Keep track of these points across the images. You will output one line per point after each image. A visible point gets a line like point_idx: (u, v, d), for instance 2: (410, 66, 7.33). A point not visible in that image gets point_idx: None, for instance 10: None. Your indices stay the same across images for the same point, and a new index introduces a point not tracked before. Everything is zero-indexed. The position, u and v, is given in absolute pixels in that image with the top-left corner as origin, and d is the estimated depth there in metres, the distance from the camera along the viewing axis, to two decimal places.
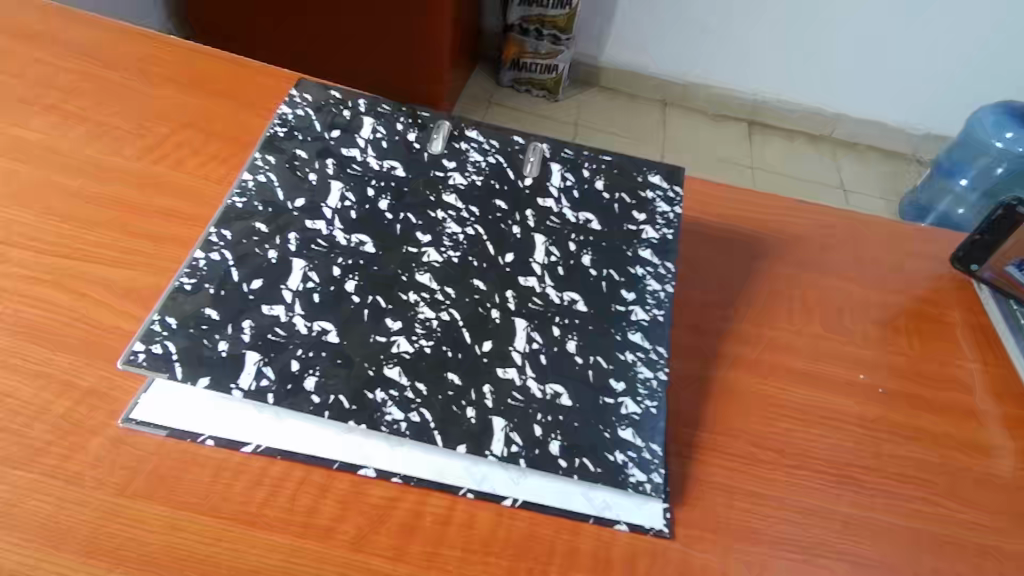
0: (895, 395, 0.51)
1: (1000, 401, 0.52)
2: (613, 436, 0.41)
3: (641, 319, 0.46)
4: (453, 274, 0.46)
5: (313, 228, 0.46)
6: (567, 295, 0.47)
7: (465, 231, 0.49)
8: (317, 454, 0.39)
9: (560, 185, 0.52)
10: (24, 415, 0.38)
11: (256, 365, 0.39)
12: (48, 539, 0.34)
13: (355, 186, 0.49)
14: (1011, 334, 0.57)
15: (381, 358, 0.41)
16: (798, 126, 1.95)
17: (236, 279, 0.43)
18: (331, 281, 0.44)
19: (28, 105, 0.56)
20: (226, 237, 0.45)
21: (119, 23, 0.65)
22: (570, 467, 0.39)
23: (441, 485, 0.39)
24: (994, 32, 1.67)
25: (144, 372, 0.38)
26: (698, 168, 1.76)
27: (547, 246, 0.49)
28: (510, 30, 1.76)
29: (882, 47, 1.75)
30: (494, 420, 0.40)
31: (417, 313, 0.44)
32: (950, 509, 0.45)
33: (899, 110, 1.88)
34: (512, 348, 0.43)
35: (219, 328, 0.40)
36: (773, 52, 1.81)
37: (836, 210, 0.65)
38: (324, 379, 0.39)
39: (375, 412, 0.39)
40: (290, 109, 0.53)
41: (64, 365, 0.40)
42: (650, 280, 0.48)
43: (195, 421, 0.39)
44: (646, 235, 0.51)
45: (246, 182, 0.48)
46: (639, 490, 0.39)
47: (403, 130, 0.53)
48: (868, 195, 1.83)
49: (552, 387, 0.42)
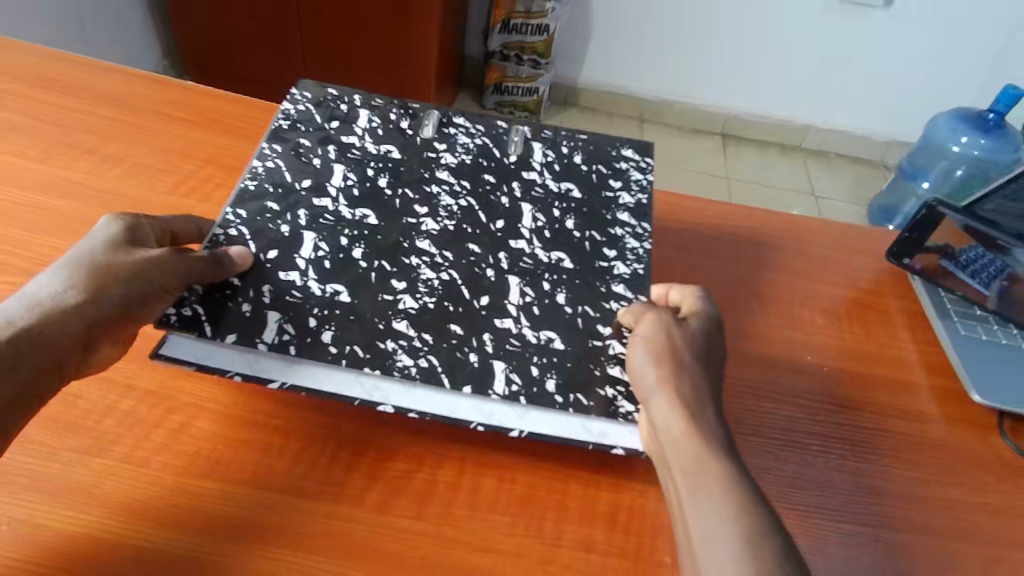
0: (836, 371, 0.59)
1: (932, 375, 0.60)
2: (602, 373, 0.47)
3: (622, 273, 0.53)
4: (450, 240, 0.53)
5: (320, 205, 0.54)
6: (555, 255, 0.54)
7: (458, 203, 0.56)
8: (339, 392, 0.44)
9: (541, 160, 0.61)
10: (96, 413, 0.45)
11: (276, 323, 0.46)
12: (126, 510, 0.40)
13: (355, 168, 0.57)
14: (939, 318, 0.64)
15: (389, 313, 0.48)
16: (769, 138, 2.07)
17: (254, 250, 0.50)
18: (339, 250, 0.51)
19: (69, 150, 0.63)
20: (241, 215, 0.52)
21: (143, 76, 0.73)
22: (566, 402, 0.45)
23: (452, 420, 0.44)
24: (948, 44, 1.78)
25: (176, 330, 0.44)
26: (673, 183, 1.86)
27: (534, 213, 0.56)
28: (491, 56, 1.85)
29: (842, 60, 1.86)
30: (495, 363, 0.46)
31: (419, 274, 0.51)
32: (883, 465, 0.53)
33: (858, 117, 2.00)
34: (507, 301, 0.50)
35: (241, 292, 0.47)
36: (740, 70, 1.92)
37: (786, 214, 0.74)
38: (339, 332, 0.46)
39: (388, 359, 0.45)
40: (291, 105, 0.61)
41: (124, 372, 0.47)
42: (629, 238, 0.56)
43: (224, 361, 0.44)
44: (623, 201, 0.58)
45: (256, 168, 0.55)
46: (629, 419, 0.44)
47: (396, 119, 0.62)
48: (838, 201, 1.93)
49: (546, 334, 0.49)
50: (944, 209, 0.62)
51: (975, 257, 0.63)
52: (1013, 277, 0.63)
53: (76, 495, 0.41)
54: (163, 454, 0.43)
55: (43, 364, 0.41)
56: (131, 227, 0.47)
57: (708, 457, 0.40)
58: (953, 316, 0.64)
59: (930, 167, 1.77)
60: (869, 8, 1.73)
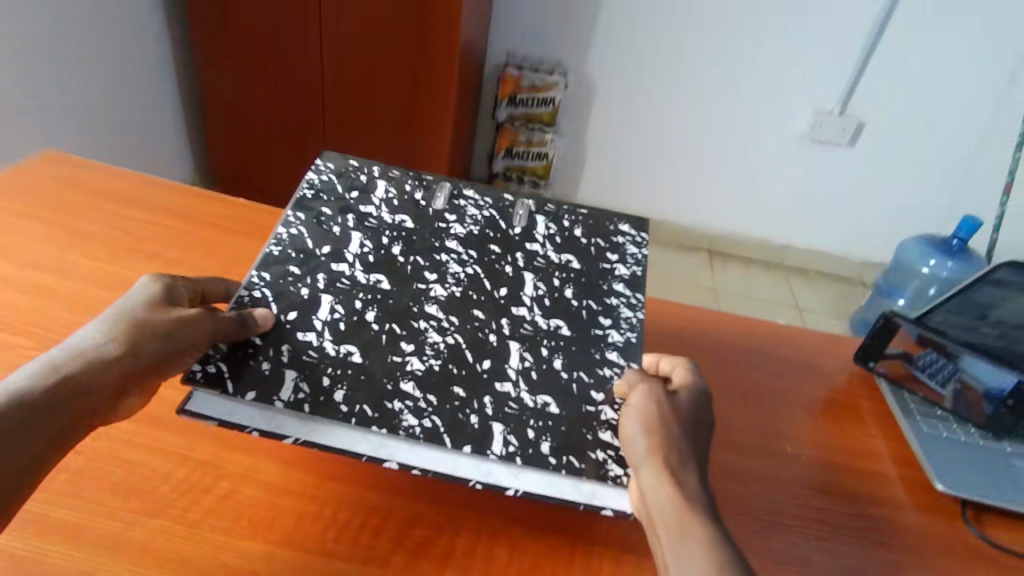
0: (812, 460, 0.65)
1: (899, 466, 0.67)
2: (594, 437, 0.52)
3: (616, 341, 0.60)
4: (456, 306, 0.60)
5: (338, 270, 0.60)
6: (553, 322, 0.60)
7: (465, 270, 0.63)
8: (349, 448, 0.49)
9: (544, 233, 0.68)
10: (155, 479, 0.51)
11: (293, 381, 0.51)
12: (178, 566, 0.45)
13: (372, 236, 0.64)
14: (904, 416, 0.71)
15: (398, 374, 0.53)
16: (752, 255, 2.22)
17: (275, 311, 0.56)
18: (354, 312, 0.57)
19: (139, 255, 0.74)
20: (265, 278, 0.58)
21: (200, 193, 0.85)
22: (559, 463, 0.50)
23: (452, 477, 0.48)
24: (908, 176, 1.99)
25: (202, 386, 0.49)
26: (662, 290, 1.99)
27: (535, 282, 0.63)
28: (496, 176, 2.03)
29: (815, 188, 2.06)
30: (494, 425, 0.51)
31: (427, 337, 0.57)
32: (859, 546, 0.57)
33: (834, 240, 2.18)
34: (507, 366, 0.56)
35: (262, 351, 0.53)
36: (722, 194, 2.11)
37: (762, 320, 0.83)
38: (350, 392, 0.51)
39: (394, 418, 0.50)
40: (316, 175, 0.69)
41: (179, 445, 0.54)
42: (624, 307, 0.62)
43: (243, 416, 0.49)
44: (619, 271, 0.66)
45: (281, 234, 0.62)
46: (618, 481, 0.49)
47: (411, 190, 0.69)
48: (821, 314, 2.04)
49: (542, 398, 0.54)
50: (899, 320, 0.72)
51: (931, 361, 0.71)
52: (964, 381, 0.69)
53: (135, 551, 0.46)
54: (211, 517, 0.49)
55: (83, 408, 0.48)
56: (168, 287, 0.55)
57: (693, 525, 0.45)
58: (916, 414, 0.71)
59: (904, 285, 1.90)
60: (836, 145, 1.95)
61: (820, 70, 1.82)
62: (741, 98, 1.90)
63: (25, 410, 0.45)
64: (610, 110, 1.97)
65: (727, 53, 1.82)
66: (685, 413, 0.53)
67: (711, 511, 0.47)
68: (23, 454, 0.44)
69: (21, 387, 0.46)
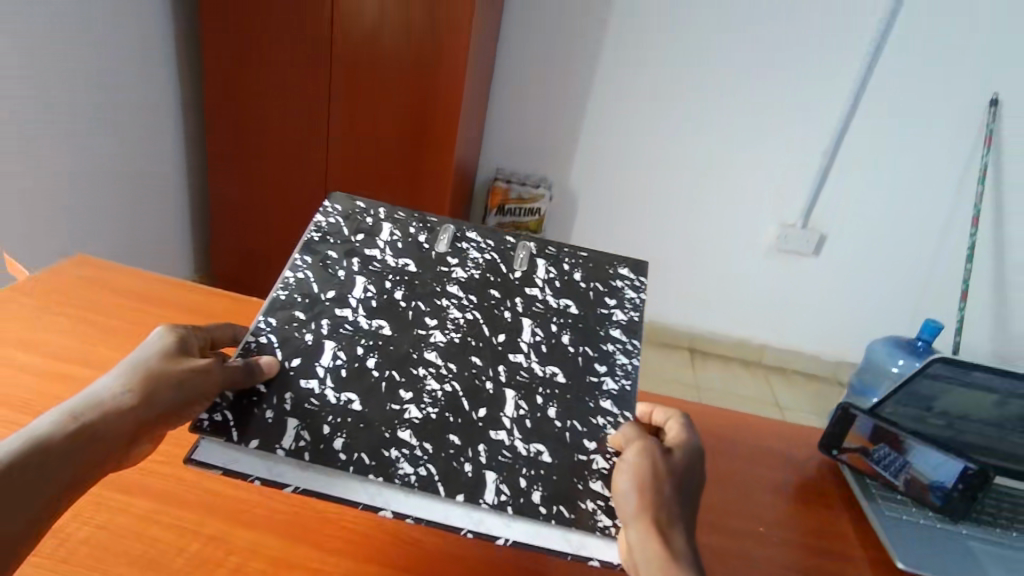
0: (781, 542, 0.70)
1: (858, 547, 0.72)
2: (585, 486, 0.56)
3: (611, 388, 0.64)
4: (455, 352, 0.64)
5: (341, 315, 0.64)
6: (549, 368, 0.65)
7: (464, 315, 0.68)
8: (345, 496, 0.52)
9: (543, 277, 0.73)
10: (169, 553, 0.55)
11: (294, 429, 0.54)
12: None
13: (376, 280, 0.69)
14: (864, 498, 0.77)
15: (395, 422, 0.57)
16: (733, 353, 2.31)
17: (281, 358, 0.60)
18: (356, 358, 0.61)
19: None
20: (272, 323, 0.63)
21: (211, 289, 0.93)
22: (549, 512, 0.53)
23: (445, 525, 0.52)
24: (871, 279, 2.13)
25: (208, 435, 0.52)
26: (643, 383, 2.06)
27: (533, 327, 0.68)
28: None
29: (785, 293, 2.19)
30: (487, 474, 0.55)
31: (425, 385, 0.61)
32: None
33: (809, 341, 2.29)
34: (502, 414, 0.60)
35: (266, 400, 0.56)
36: (699, 294, 2.24)
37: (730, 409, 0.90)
38: (348, 439, 0.55)
39: (390, 466, 0.54)
40: (325, 218, 0.74)
41: (192, 521, 0.58)
42: (620, 353, 0.67)
43: (246, 465, 0.52)
44: (616, 316, 0.70)
45: (289, 278, 0.67)
46: (606, 532, 0.53)
47: (415, 233, 0.74)
48: (801, 412, 2.10)
49: (534, 446, 0.58)
50: (855, 411, 0.79)
51: (885, 454, 0.78)
52: (913, 473, 0.76)
53: None
54: None
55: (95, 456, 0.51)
56: (181, 338, 0.59)
57: None
58: (875, 496, 0.77)
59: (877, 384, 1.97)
60: (802, 255, 2.11)
61: (777, 186, 2.01)
62: (708, 209, 2.08)
63: (41, 456, 0.48)
64: (590, 217, 2.13)
65: (691, 173, 2.02)
66: (677, 471, 0.57)
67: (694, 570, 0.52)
68: (38, 500, 0.47)
69: (38, 434, 0.49)
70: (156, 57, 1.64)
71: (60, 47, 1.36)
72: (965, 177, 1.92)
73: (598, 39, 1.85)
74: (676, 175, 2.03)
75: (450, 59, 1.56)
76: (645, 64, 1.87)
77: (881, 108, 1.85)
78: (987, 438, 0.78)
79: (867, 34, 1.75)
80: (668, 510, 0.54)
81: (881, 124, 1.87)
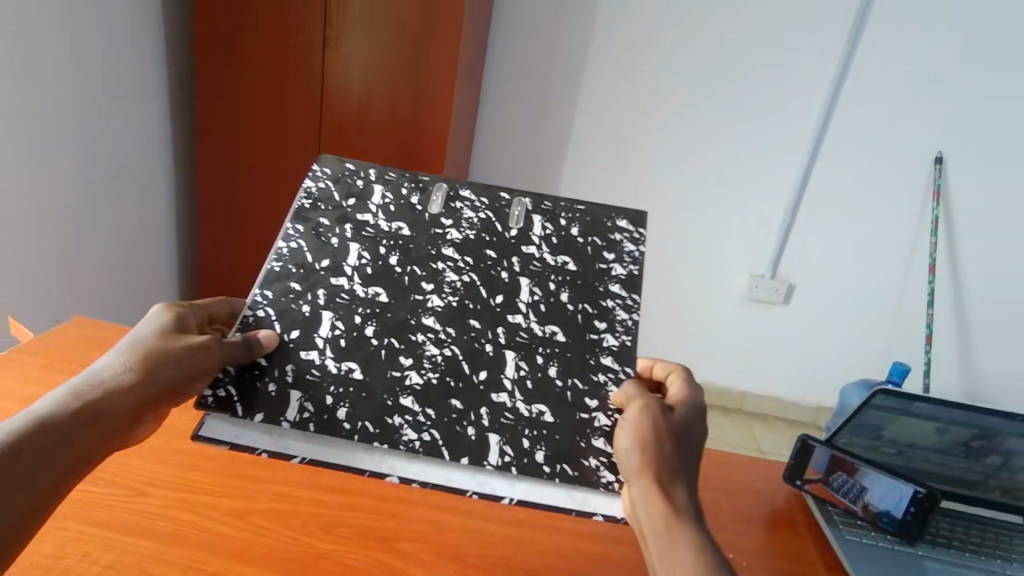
0: (751, 567, 0.75)
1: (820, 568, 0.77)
2: (587, 444, 0.63)
3: (611, 344, 0.69)
4: (453, 316, 0.68)
5: (337, 284, 0.68)
6: (549, 328, 0.69)
7: (461, 278, 0.71)
8: (351, 464, 0.60)
9: (540, 233, 0.75)
10: None
11: (298, 401, 0.61)
12: None
13: (369, 246, 0.71)
14: (829, 527, 0.81)
15: (397, 390, 0.63)
16: (715, 401, 2.38)
17: (280, 330, 0.65)
18: (354, 327, 0.66)
19: None
20: (268, 296, 0.67)
21: None
22: (552, 471, 0.61)
23: (450, 487, 0.60)
24: (841, 326, 2.23)
25: (214, 410, 0.60)
26: None
27: (532, 287, 0.71)
28: None
29: (763, 339, 2.28)
30: (490, 436, 0.62)
31: (424, 350, 0.66)
32: None
33: (785, 386, 2.36)
34: (502, 376, 0.66)
35: (268, 373, 0.63)
36: (678, 344, 2.32)
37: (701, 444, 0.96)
38: (351, 408, 0.61)
39: (395, 433, 0.60)
40: (314, 182, 0.75)
41: (196, 560, 0.62)
42: (620, 309, 0.71)
43: (251, 438, 0.60)
44: (616, 271, 0.73)
45: (282, 248, 0.70)
46: (609, 487, 0.61)
47: (408, 194, 0.76)
48: (783, 457, 2.13)
49: (536, 407, 0.64)
50: (813, 442, 0.86)
51: (842, 481, 0.84)
52: (867, 500, 0.82)
53: None
54: None
55: (99, 433, 0.56)
56: (176, 317, 0.66)
57: (677, 534, 0.55)
58: (839, 524, 0.82)
59: None
60: (773, 303, 2.20)
61: (748, 238, 2.13)
62: (682, 261, 2.18)
63: (50, 431, 0.53)
64: None
65: (669, 222, 2.13)
66: (676, 432, 0.64)
67: (694, 522, 0.57)
68: (48, 475, 0.52)
69: (43, 412, 0.53)
70: (153, 93, 1.72)
71: (59, 100, 1.44)
72: (920, 230, 2.06)
73: (585, 44, 1.91)
74: (654, 224, 2.12)
75: (430, 131, 1.68)
76: (639, 75, 1.93)
77: (836, 166, 2.00)
78: (934, 464, 0.85)
79: (823, 86, 1.90)
80: (668, 467, 0.60)
81: (841, 176, 2.01)
